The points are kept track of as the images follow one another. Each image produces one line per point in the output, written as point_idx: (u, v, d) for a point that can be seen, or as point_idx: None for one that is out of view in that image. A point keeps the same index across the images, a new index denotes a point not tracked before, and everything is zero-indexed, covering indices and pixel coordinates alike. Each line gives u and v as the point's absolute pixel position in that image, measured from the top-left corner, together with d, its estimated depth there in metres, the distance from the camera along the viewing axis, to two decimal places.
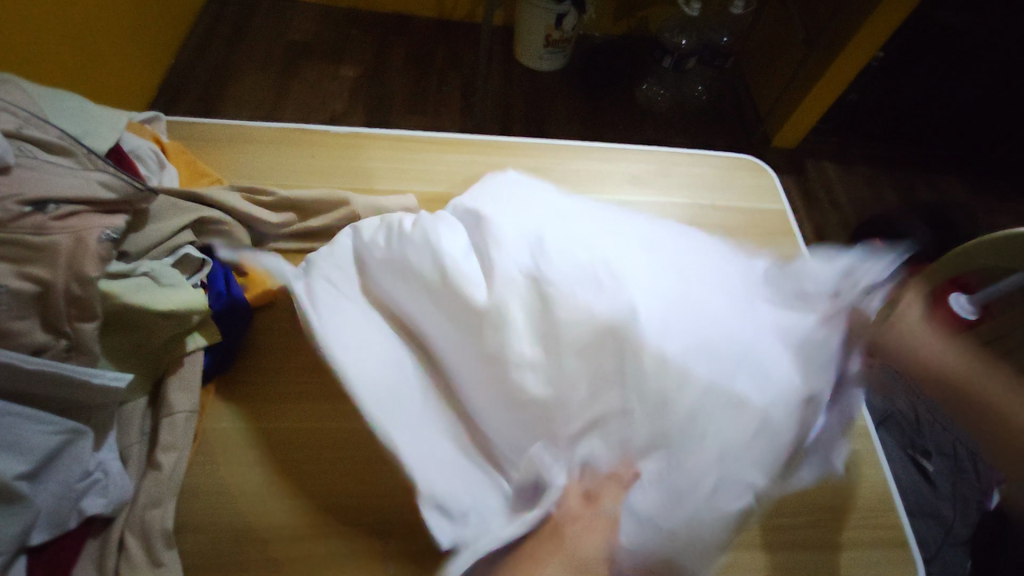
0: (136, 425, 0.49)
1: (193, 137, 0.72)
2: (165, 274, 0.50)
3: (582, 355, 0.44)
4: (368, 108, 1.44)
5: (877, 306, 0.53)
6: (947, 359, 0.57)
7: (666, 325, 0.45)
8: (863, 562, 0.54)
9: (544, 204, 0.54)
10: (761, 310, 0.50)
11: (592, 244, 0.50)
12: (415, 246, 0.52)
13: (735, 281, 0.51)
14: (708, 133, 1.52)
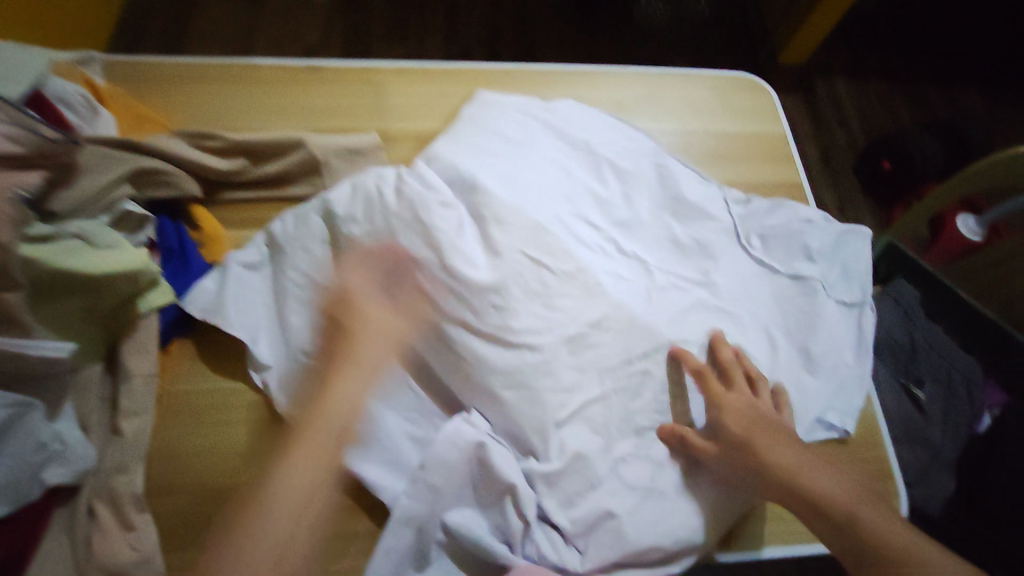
0: (94, 393, 0.47)
1: (131, 76, 0.65)
2: (100, 235, 0.47)
3: (573, 336, 0.50)
4: (344, 37, 1.32)
5: (835, 278, 0.61)
6: (788, 455, 0.47)
7: (644, 307, 0.54)
8: None
9: (535, 181, 0.57)
10: (727, 284, 0.58)
11: (578, 234, 0.56)
12: (403, 220, 0.52)
13: (708, 259, 0.59)
14: (711, 51, 1.40)
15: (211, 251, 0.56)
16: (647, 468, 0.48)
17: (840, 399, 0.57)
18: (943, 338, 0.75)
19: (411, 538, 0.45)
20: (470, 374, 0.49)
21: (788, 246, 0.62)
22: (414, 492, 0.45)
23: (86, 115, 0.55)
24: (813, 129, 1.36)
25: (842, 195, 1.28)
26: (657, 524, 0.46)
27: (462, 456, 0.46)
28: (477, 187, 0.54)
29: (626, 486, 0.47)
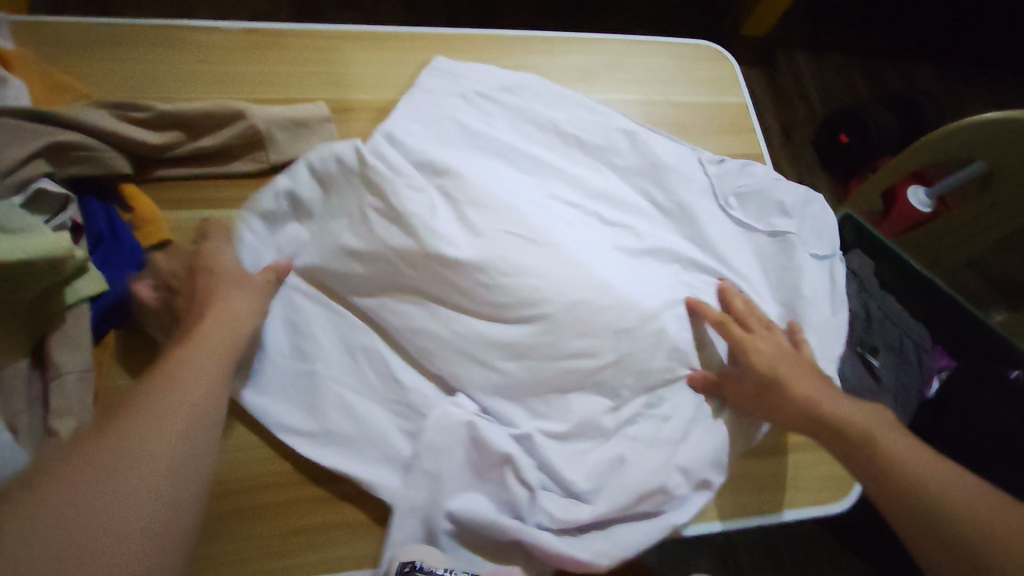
0: (21, 392, 0.43)
1: (45, 40, 0.58)
2: (11, 217, 0.42)
3: (567, 315, 0.49)
4: (294, 1, 1.24)
5: (811, 239, 0.62)
6: (819, 390, 0.47)
7: (627, 279, 0.53)
8: (812, 463, 0.57)
9: (505, 164, 0.56)
10: (709, 264, 0.58)
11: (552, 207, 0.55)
12: (377, 213, 0.51)
13: (687, 242, 0.59)
14: (675, 22, 1.38)
15: (148, 232, 0.52)
16: (650, 424, 0.50)
17: (824, 345, 0.57)
18: (893, 306, 0.77)
19: (415, 530, 0.44)
20: (463, 352, 0.49)
21: (763, 208, 0.63)
22: (411, 481, 0.45)
23: None
24: (775, 101, 1.36)
25: (803, 168, 1.30)
26: (659, 475, 0.48)
27: (452, 439, 0.46)
28: (449, 172, 0.53)
29: (631, 441, 0.49)
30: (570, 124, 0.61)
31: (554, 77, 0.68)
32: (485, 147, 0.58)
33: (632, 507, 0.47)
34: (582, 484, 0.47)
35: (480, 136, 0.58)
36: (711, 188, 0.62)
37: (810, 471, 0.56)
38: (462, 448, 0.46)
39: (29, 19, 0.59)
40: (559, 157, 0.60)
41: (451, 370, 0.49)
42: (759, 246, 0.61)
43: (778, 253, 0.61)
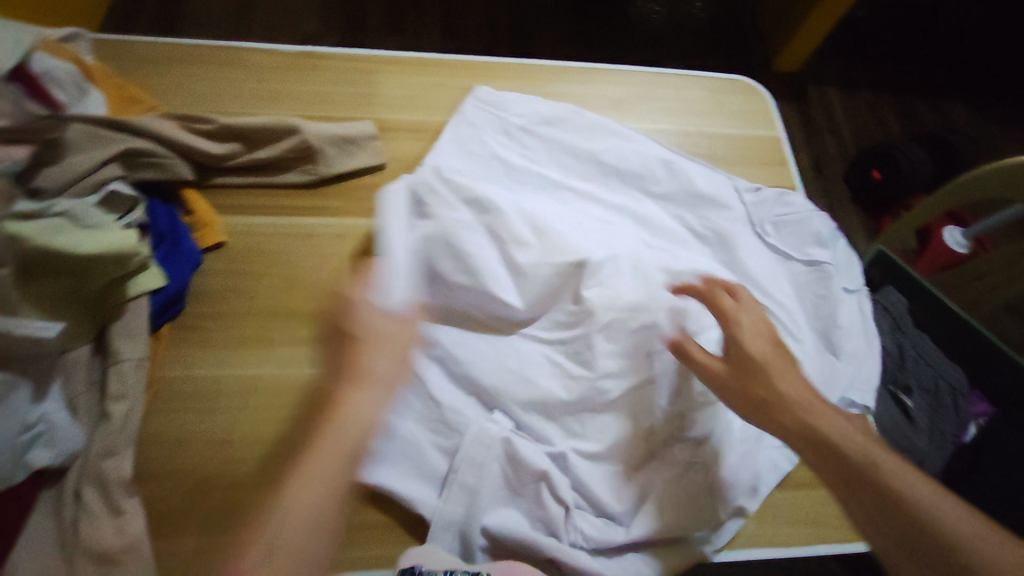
0: (82, 374, 0.47)
1: (124, 57, 0.63)
2: (87, 215, 0.46)
3: (606, 338, 0.52)
4: (341, 28, 1.31)
5: (843, 270, 0.63)
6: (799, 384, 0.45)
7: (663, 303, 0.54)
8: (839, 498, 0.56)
9: (544, 197, 0.60)
10: (740, 292, 0.59)
11: (588, 231, 0.57)
12: (436, 248, 0.53)
13: (717, 269, 0.60)
14: (707, 56, 1.41)
15: (205, 235, 0.56)
16: (687, 448, 0.51)
17: (861, 376, 0.58)
18: (927, 346, 0.75)
19: (452, 544, 0.46)
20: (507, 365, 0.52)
21: (806, 236, 0.64)
22: (448, 496, 0.46)
23: (74, 93, 0.54)
24: (806, 136, 1.37)
25: (833, 202, 1.30)
26: (693, 499, 0.49)
27: (489, 453, 0.48)
28: (493, 211, 0.55)
29: (664, 463, 0.51)
30: (605, 151, 0.63)
31: (589, 104, 0.70)
32: (521, 181, 0.61)
33: (667, 532, 0.48)
34: (618, 506, 0.49)
35: (520, 170, 0.61)
36: (747, 216, 0.64)
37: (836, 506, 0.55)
38: (500, 464, 0.48)
39: (111, 37, 0.64)
40: (595, 184, 0.63)
41: (491, 383, 0.51)
42: (795, 275, 0.63)
43: (808, 285, 0.62)
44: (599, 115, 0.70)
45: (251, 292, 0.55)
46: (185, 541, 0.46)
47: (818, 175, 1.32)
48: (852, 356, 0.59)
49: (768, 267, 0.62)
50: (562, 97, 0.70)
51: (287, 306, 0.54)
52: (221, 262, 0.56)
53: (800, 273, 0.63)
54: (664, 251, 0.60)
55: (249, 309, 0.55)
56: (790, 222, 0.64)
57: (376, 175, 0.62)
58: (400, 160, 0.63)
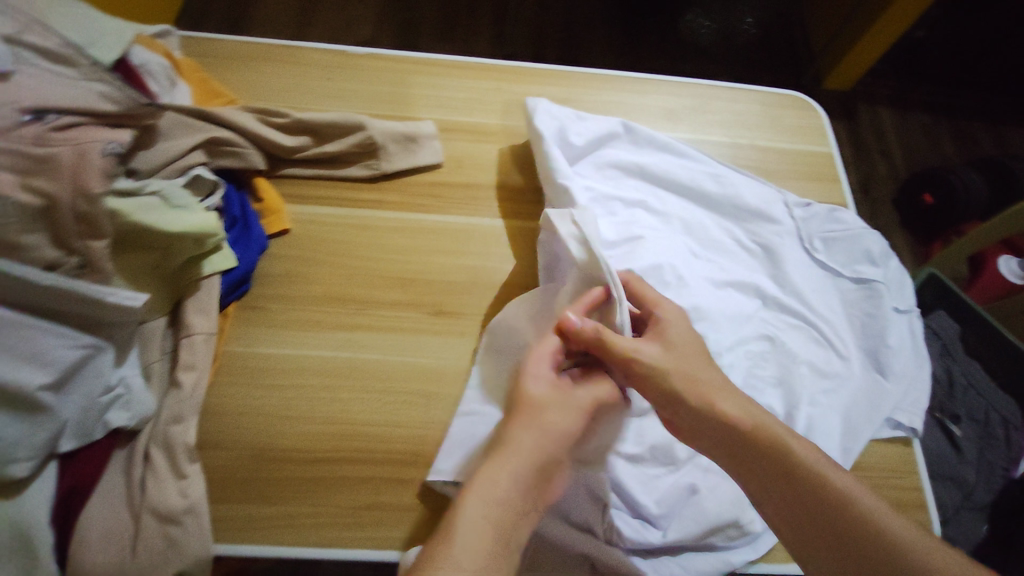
0: (157, 344, 0.51)
1: (208, 54, 0.68)
2: (177, 196, 0.50)
3: None
4: (395, 33, 1.36)
5: (896, 291, 0.62)
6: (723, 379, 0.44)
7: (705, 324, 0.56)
8: None
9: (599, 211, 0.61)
10: (786, 307, 0.60)
11: (641, 243, 0.58)
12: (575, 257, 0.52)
13: (763, 283, 0.61)
14: (755, 72, 1.40)
15: (272, 222, 0.59)
16: None
17: (909, 399, 0.57)
18: (978, 373, 0.73)
19: None
20: None
21: (854, 255, 0.63)
22: None
23: (165, 85, 0.58)
24: (855, 156, 1.34)
25: (881, 225, 1.27)
26: (731, 507, 0.49)
27: None
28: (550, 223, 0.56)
29: (703, 470, 0.51)
30: (657, 162, 0.64)
31: (640, 114, 0.72)
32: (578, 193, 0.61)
33: (702, 538, 0.48)
34: (654, 509, 0.49)
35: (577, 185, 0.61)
36: (796, 232, 0.64)
37: None
38: None
39: (197, 36, 0.69)
40: (645, 194, 0.63)
41: None
42: (844, 292, 0.62)
43: (858, 302, 0.62)
44: (650, 125, 0.71)
45: (310, 277, 0.58)
46: (244, 507, 0.48)
47: (867, 196, 1.29)
48: (901, 378, 0.58)
49: (815, 283, 0.62)
50: (614, 106, 0.72)
51: (346, 294, 0.57)
52: (284, 247, 0.59)
53: (847, 292, 0.62)
54: (710, 264, 0.61)
55: (311, 293, 0.57)
56: (840, 239, 0.64)
57: (432, 173, 0.65)
58: (455, 160, 0.66)
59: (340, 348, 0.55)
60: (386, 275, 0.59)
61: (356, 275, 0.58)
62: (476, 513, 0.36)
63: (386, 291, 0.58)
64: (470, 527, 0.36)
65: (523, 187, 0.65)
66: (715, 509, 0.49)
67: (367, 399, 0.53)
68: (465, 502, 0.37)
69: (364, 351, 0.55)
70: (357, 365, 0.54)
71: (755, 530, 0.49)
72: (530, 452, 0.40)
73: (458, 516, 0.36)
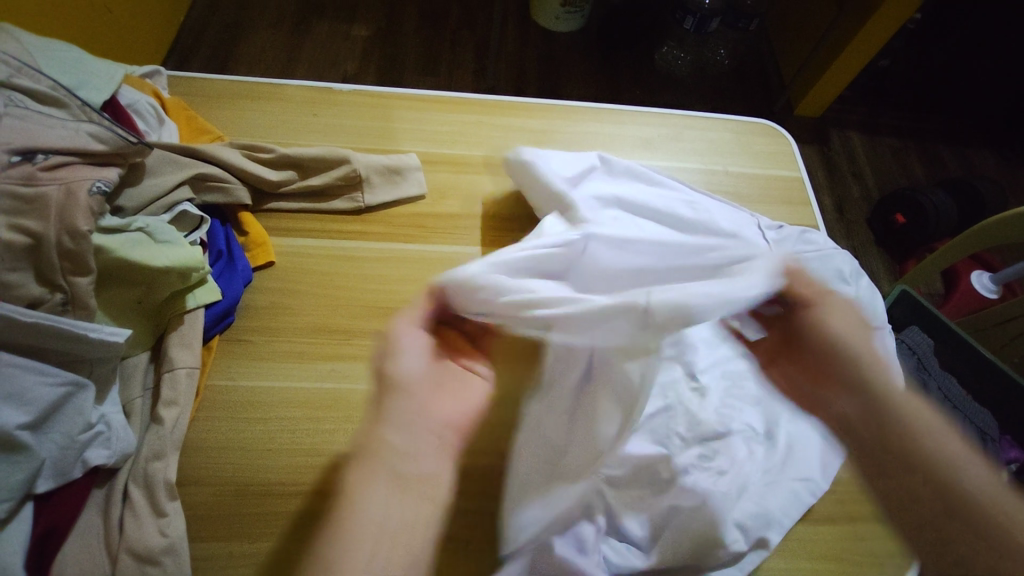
0: (138, 380, 0.51)
1: (196, 93, 0.70)
2: (161, 230, 0.51)
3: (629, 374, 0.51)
4: (380, 69, 1.39)
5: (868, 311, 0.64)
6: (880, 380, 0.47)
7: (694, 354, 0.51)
8: (866, 535, 0.55)
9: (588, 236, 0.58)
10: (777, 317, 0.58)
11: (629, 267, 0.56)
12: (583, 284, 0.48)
13: None
14: (728, 101, 1.46)
15: (257, 255, 0.60)
16: (708, 474, 0.51)
17: None
18: (954, 387, 0.75)
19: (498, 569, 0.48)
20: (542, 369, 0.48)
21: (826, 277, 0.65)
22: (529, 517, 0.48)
23: (152, 123, 0.60)
24: (828, 178, 1.40)
25: (856, 244, 1.31)
26: (718, 525, 0.48)
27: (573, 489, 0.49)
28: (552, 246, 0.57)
29: (688, 490, 0.49)
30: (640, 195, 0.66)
31: (615, 143, 0.74)
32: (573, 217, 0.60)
33: (691, 557, 0.48)
34: (637, 531, 0.49)
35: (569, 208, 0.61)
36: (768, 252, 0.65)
37: (866, 543, 0.55)
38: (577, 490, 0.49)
39: (185, 76, 0.71)
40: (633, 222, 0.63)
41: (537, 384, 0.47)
42: None
43: None
44: (628, 154, 0.74)
45: (294, 309, 0.58)
46: (224, 545, 0.47)
47: (840, 217, 1.34)
48: None
49: None
50: (589, 135, 0.74)
51: (330, 324, 0.58)
52: (268, 280, 0.60)
53: None
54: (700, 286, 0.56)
55: (296, 324, 0.58)
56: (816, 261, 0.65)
57: (416, 204, 0.66)
58: (439, 190, 0.68)
59: (323, 378, 0.55)
60: (370, 304, 0.59)
61: (339, 305, 0.59)
62: (370, 477, 0.39)
63: (370, 321, 0.58)
64: (367, 495, 0.39)
65: (505, 215, 0.67)
66: (702, 532, 0.48)
67: (346, 430, 0.53)
68: (355, 470, 0.40)
69: (343, 380, 0.55)
70: (339, 394, 0.54)
71: (740, 550, 0.49)
72: (411, 410, 0.42)
73: (357, 488, 0.39)
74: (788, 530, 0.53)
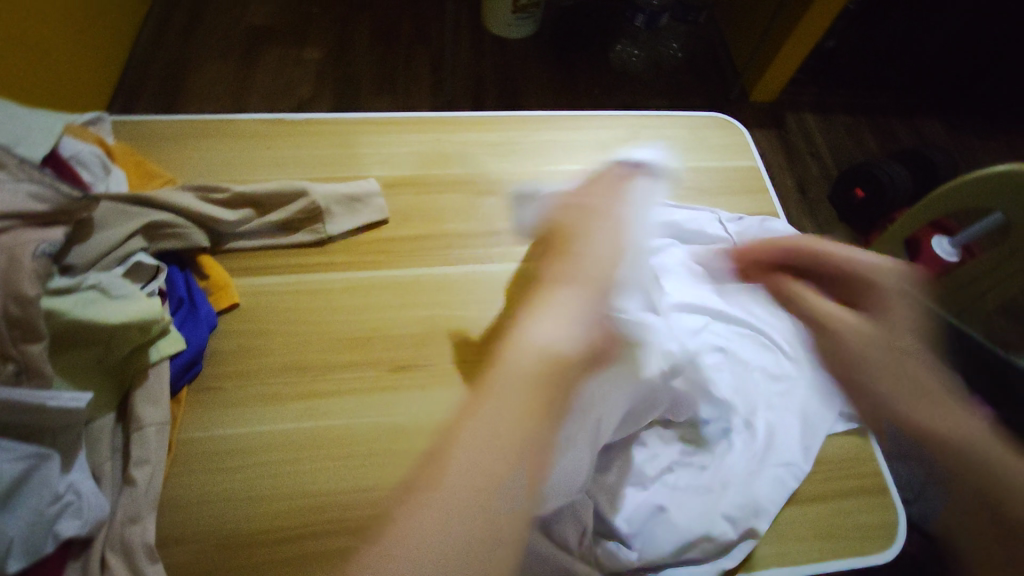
0: (105, 443, 0.49)
1: (143, 136, 0.68)
2: (115, 285, 0.49)
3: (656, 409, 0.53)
4: (336, 91, 1.38)
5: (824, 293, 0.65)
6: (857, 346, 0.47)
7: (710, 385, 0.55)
8: (856, 514, 0.56)
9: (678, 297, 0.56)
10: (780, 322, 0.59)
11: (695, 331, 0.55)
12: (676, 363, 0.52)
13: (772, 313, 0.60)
14: (684, 93, 1.48)
15: (220, 298, 0.58)
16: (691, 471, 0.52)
17: None
18: None
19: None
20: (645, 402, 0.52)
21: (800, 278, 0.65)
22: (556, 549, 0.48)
23: (98, 172, 0.58)
24: (787, 161, 1.43)
25: (820, 222, 1.34)
26: (704, 522, 0.49)
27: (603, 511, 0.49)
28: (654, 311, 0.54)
29: (671, 488, 0.51)
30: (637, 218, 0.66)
31: (574, 149, 0.75)
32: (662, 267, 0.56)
33: (677, 554, 0.49)
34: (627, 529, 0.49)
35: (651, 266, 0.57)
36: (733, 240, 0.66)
37: (855, 521, 0.56)
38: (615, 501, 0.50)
39: (131, 120, 0.70)
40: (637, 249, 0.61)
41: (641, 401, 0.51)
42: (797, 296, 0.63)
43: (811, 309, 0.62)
44: (588, 158, 0.74)
45: (262, 348, 0.57)
46: None
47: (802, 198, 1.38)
48: None
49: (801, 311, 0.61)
50: (548, 144, 0.75)
51: (302, 360, 0.57)
52: (234, 322, 0.58)
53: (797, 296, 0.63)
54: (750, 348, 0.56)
55: (265, 364, 0.56)
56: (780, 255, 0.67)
57: (380, 229, 0.66)
58: (401, 214, 0.67)
59: (297, 417, 0.54)
60: (342, 336, 0.59)
61: (311, 339, 0.58)
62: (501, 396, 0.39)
63: (341, 353, 0.58)
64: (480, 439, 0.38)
65: (472, 232, 0.66)
66: (690, 527, 0.49)
67: (333, 464, 0.52)
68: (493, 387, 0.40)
69: (319, 416, 0.54)
70: (315, 431, 0.53)
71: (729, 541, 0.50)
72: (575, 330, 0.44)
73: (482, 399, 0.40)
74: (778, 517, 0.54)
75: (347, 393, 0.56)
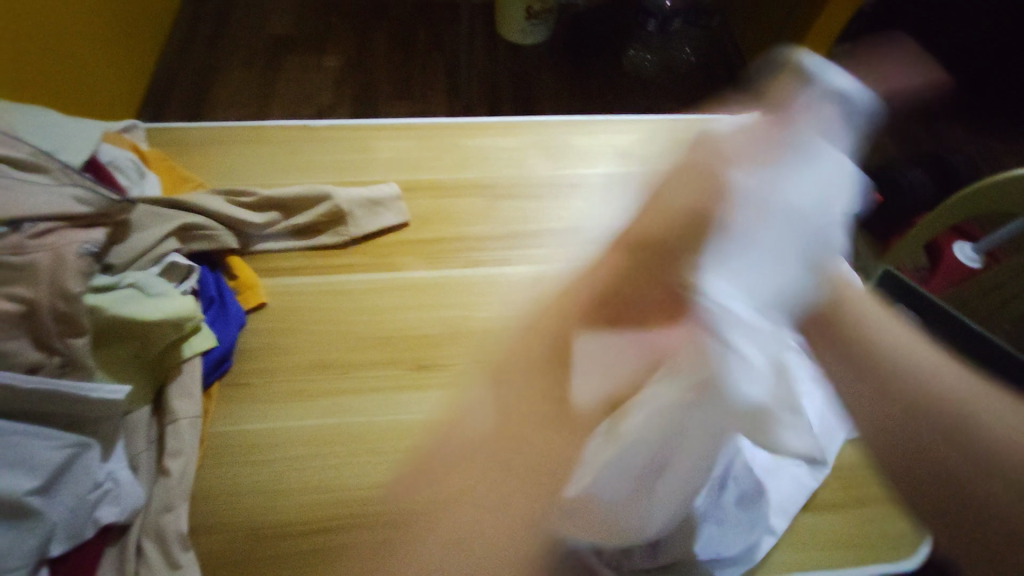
0: (142, 435, 0.51)
1: (175, 143, 0.71)
2: (152, 284, 0.52)
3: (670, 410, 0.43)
4: (354, 99, 1.41)
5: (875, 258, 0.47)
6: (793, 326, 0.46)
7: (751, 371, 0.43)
8: (874, 521, 0.56)
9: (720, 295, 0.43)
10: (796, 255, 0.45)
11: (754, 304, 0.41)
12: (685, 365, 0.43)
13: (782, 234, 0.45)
14: (699, 99, 1.49)
15: (249, 297, 0.61)
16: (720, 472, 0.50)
17: None
18: None
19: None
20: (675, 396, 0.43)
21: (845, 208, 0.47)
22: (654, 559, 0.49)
23: (133, 177, 0.61)
24: None
25: None
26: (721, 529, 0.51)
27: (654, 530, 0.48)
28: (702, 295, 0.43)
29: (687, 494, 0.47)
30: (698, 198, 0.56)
31: (591, 154, 0.76)
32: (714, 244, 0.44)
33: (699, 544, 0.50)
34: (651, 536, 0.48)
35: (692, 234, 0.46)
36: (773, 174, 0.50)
37: (874, 530, 0.55)
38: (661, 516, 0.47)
39: (164, 128, 0.72)
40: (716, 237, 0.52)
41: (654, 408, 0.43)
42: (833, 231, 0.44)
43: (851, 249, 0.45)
44: (605, 163, 0.75)
45: (290, 347, 0.59)
46: None
47: None
48: None
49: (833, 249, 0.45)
50: (566, 149, 0.76)
51: (328, 359, 0.58)
52: (262, 321, 0.60)
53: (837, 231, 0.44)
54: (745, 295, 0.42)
55: (293, 362, 0.58)
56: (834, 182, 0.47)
57: (402, 232, 0.67)
58: (422, 217, 0.69)
59: (323, 414, 0.55)
60: (367, 336, 0.60)
61: (337, 338, 0.60)
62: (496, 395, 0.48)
63: (366, 353, 0.59)
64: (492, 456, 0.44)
65: (491, 236, 0.68)
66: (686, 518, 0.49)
67: (360, 462, 0.53)
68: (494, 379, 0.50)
69: (342, 413, 0.56)
70: (342, 427, 0.55)
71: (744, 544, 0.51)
72: (587, 348, 0.46)
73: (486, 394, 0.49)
74: (794, 521, 0.55)
75: (371, 391, 0.57)
